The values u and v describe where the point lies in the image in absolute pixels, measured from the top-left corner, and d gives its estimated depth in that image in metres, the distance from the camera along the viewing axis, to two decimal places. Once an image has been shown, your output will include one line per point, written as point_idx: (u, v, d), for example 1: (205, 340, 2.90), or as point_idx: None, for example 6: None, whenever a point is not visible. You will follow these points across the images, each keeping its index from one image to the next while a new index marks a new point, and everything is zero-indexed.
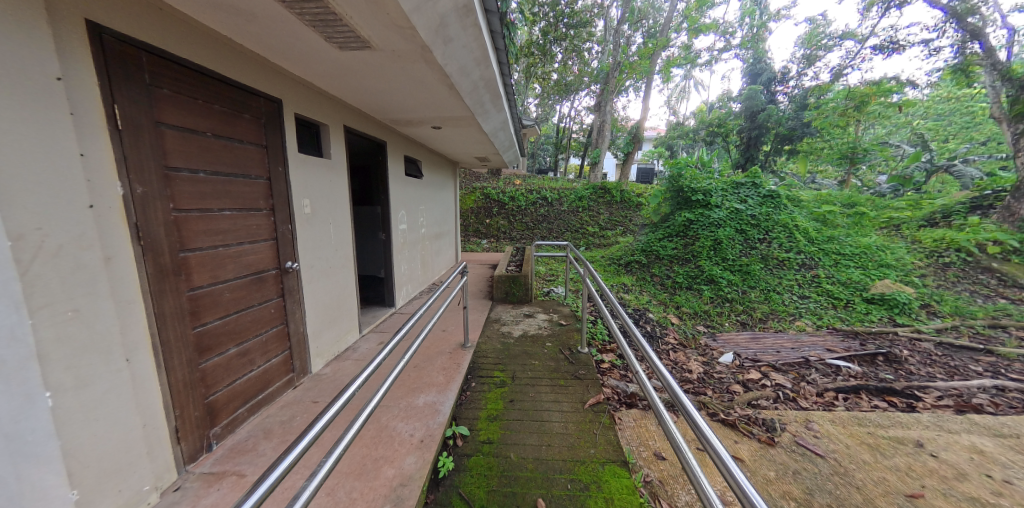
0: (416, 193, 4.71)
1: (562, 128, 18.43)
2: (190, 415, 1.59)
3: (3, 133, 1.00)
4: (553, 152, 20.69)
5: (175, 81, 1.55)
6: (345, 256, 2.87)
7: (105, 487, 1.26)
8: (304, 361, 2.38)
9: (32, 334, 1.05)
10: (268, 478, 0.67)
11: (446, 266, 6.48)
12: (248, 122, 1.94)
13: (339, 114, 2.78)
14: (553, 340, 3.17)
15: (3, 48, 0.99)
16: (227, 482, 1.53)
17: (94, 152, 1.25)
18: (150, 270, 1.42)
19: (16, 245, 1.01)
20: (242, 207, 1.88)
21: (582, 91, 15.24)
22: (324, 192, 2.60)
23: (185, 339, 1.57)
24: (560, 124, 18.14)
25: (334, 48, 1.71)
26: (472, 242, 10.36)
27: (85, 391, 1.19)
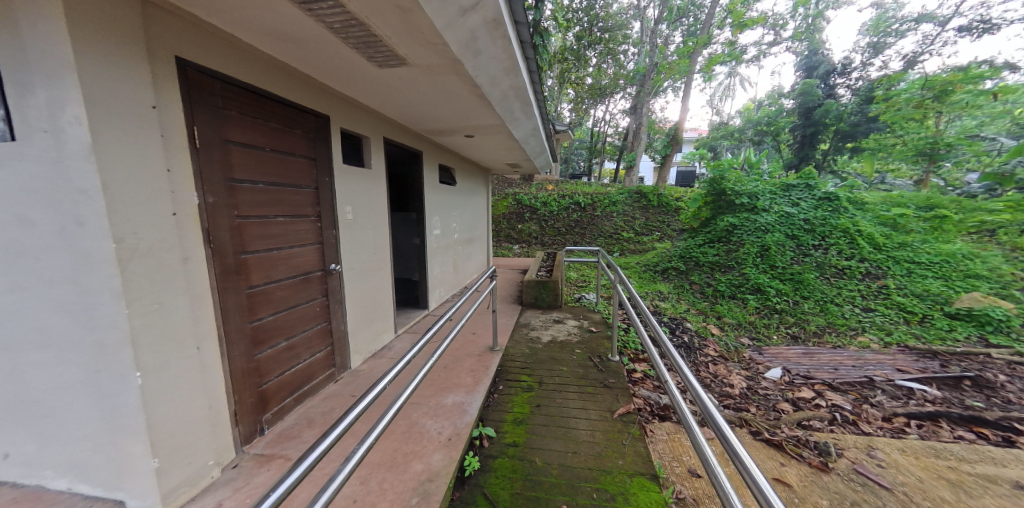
0: (449, 199, 4.86)
1: (596, 132, 18.18)
2: (246, 401, 1.75)
3: (113, 153, 1.19)
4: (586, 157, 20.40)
5: (240, 104, 1.73)
6: (382, 259, 3.03)
7: (178, 460, 1.41)
8: (344, 357, 2.53)
9: (130, 323, 1.24)
10: (306, 459, 0.74)
11: (477, 270, 6.59)
12: (299, 136, 2.11)
13: (379, 127, 2.96)
14: (582, 347, 3.13)
15: (112, 84, 1.18)
16: (275, 463, 1.66)
17: (178, 167, 1.43)
18: (217, 270, 1.60)
19: (120, 247, 1.20)
20: (293, 214, 2.06)
21: (617, 95, 14.99)
22: (364, 199, 2.77)
23: (243, 332, 1.74)
24: (595, 128, 17.93)
25: (373, 65, 1.82)
26: (503, 247, 10.48)
27: (164, 374, 1.36)
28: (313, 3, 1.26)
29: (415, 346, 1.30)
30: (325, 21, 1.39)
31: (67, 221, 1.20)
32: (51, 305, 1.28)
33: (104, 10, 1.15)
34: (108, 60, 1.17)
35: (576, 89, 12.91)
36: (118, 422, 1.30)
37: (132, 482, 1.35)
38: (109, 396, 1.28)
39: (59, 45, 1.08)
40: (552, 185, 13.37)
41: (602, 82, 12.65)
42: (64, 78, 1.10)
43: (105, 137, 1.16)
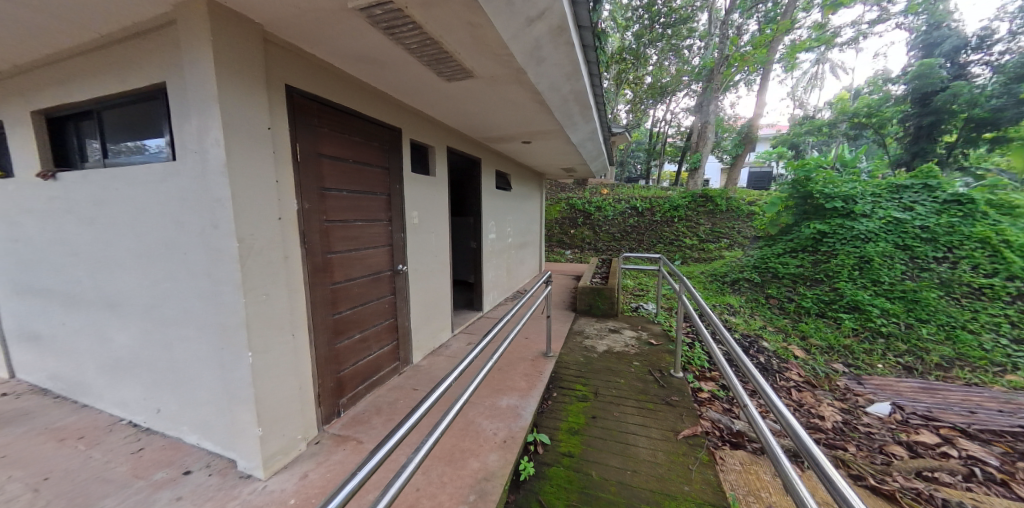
0: (504, 204, 4.97)
1: (656, 133, 17.25)
2: (327, 385, 1.96)
3: (242, 168, 1.42)
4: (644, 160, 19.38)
5: (331, 121, 1.95)
6: (442, 261, 3.19)
7: (275, 432, 1.61)
8: (407, 352, 2.71)
9: (245, 310, 1.46)
10: (386, 443, 0.81)
11: (529, 274, 6.62)
12: (376, 148, 2.31)
13: (443, 137, 3.13)
14: (640, 360, 2.97)
15: (243, 110, 1.41)
16: (349, 444, 1.82)
17: (284, 179, 1.66)
18: (309, 268, 1.82)
19: (241, 245, 1.43)
20: (370, 218, 2.26)
21: (680, 93, 14.09)
22: (428, 205, 2.95)
23: (327, 323, 1.95)
24: (654, 129, 17.03)
25: (442, 79, 1.94)
26: (556, 252, 10.39)
27: (269, 355, 1.57)
28: (395, 27, 1.38)
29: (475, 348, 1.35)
30: (404, 42, 1.52)
31: (206, 224, 1.46)
32: (192, 292, 1.57)
33: (239, 51, 1.39)
34: (241, 91, 1.40)
35: (634, 89, 12.40)
36: (234, 393, 1.54)
37: (242, 445, 1.59)
38: (230, 371, 1.53)
39: (208, 82, 1.33)
40: (607, 189, 12.95)
41: (663, 81, 11.98)
42: (210, 107, 1.34)
43: (235, 154, 1.39)
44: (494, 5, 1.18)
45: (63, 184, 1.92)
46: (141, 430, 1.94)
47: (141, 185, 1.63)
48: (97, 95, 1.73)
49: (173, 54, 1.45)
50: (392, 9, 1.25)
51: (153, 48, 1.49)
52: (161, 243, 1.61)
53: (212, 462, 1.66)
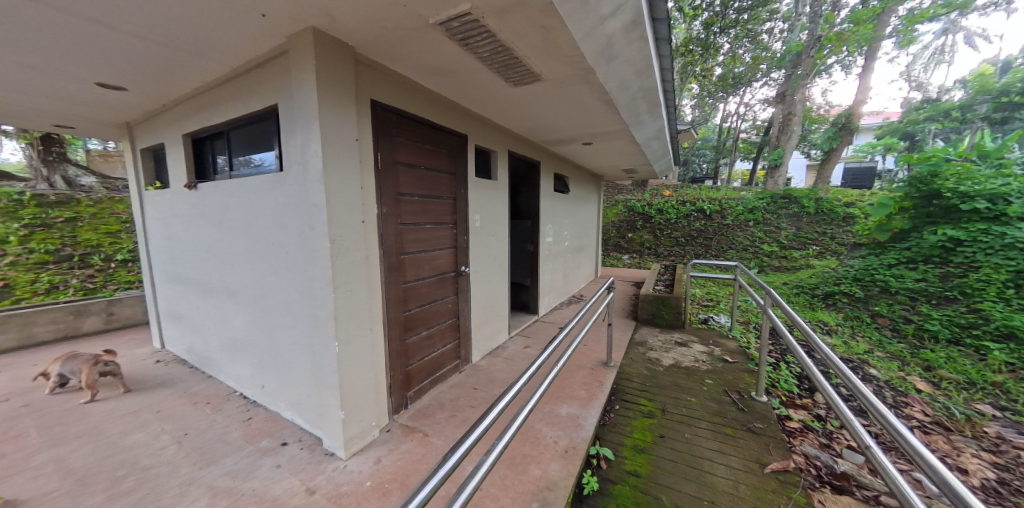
0: (562, 207, 4.91)
1: (727, 128, 15.71)
2: (398, 378, 2.09)
3: (335, 177, 1.59)
4: (712, 157, 17.75)
5: (407, 131, 2.09)
6: (501, 264, 3.24)
7: (354, 416, 1.76)
8: (467, 351, 2.80)
9: (334, 304, 1.63)
10: (465, 440, 0.83)
11: (585, 278, 6.45)
12: (445, 155, 2.42)
13: (505, 142, 3.18)
14: (714, 378, 2.69)
15: (337, 126, 1.58)
16: (416, 436, 1.92)
17: (368, 185, 1.82)
18: (385, 267, 1.97)
19: (332, 246, 1.60)
20: (437, 221, 2.38)
21: (757, 83, 12.63)
22: (490, 209, 3.02)
23: (398, 319, 2.10)
24: (724, 124, 15.52)
25: (509, 85, 1.98)
26: (612, 257, 9.98)
27: (352, 346, 1.73)
28: (470, 38, 1.43)
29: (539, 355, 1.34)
30: (477, 52, 1.58)
31: (305, 227, 1.66)
32: (292, 287, 1.79)
33: (335, 73, 1.56)
34: (336, 108, 1.57)
35: (702, 82, 11.40)
36: (322, 378, 1.73)
37: (327, 425, 1.77)
38: (319, 357, 1.72)
39: (311, 102, 1.51)
40: (670, 190, 12.09)
41: (737, 70, 10.82)
42: (312, 124, 1.53)
43: (330, 166, 1.57)
44: (569, 6, 1.17)
45: (201, 193, 2.35)
46: (250, 402, 2.28)
47: (256, 193, 1.91)
48: (226, 119, 2.08)
49: (285, 80, 1.68)
50: (469, 20, 1.30)
51: (270, 76, 1.74)
52: (270, 243, 1.88)
53: (303, 438, 1.88)
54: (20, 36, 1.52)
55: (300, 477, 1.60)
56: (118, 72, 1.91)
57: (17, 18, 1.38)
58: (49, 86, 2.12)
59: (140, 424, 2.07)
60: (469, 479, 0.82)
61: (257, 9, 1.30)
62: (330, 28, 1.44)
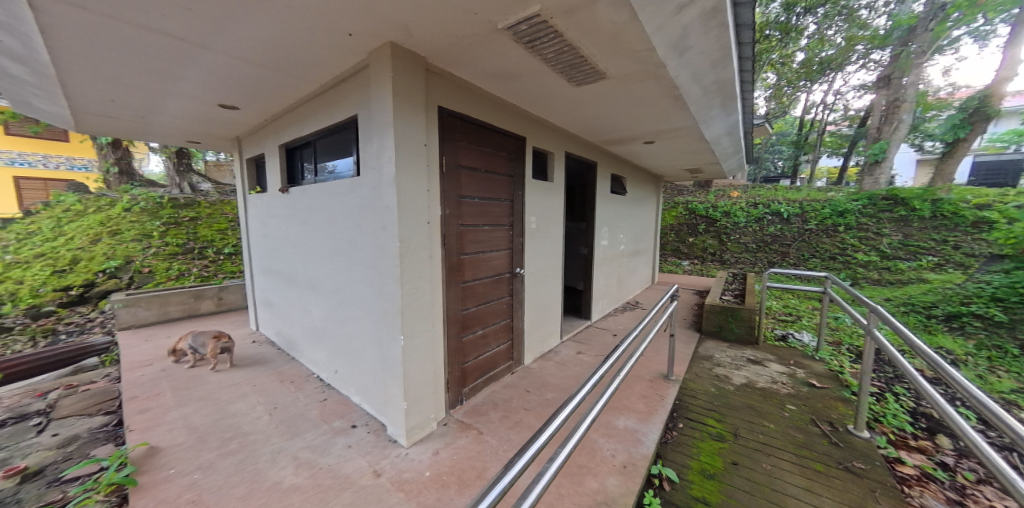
0: (618, 209, 4.71)
1: (811, 120, 13.82)
2: (454, 374, 2.17)
3: (405, 181, 1.70)
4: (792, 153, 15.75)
5: (470, 135, 2.16)
6: (556, 266, 3.20)
7: (415, 407, 1.86)
8: (520, 352, 2.81)
9: (401, 300, 1.74)
10: (529, 448, 0.82)
11: (641, 284, 6.12)
12: (504, 157, 2.46)
13: (562, 143, 3.14)
14: (798, 404, 2.36)
15: (408, 133, 1.69)
16: (471, 433, 1.96)
17: (433, 188, 1.92)
18: (447, 266, 2.06)
19: (401, 245, 1.71)
20: (495, 223, 2.43)
21: (852, 67, 10.91)
22: (546, 210, 3.00)
23: (457, 317, 2.17)
24: (808, 116, 13.68)
25: (572, 85, 1.95)
26: (670, 263, 9.34)
27: (415, 340, 1.83)
28: (537, 40, 1.44)
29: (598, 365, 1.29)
30: (542, 53, 1.58)
31: (378, 227, 1.80)
32: (365, 282, 1.95)
33: (408, 83, 1.66)
34: (408, 116, 1.68)
35: (781, 70, 10.16)
36: (388, 368, 1.85)
37: (391, 412, 1.89)
38: (387, 349, 1.85)
39: (387, 111, 1.64)
40: (739, 191, 10.98)
41: (826, 54, 9.45)
42: (387, 132, 1.65)
43: (401, 170, 1.68)
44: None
45: (292, 196, 2.67)
46: (326, 384, 2.53)
47: (337, 195, 2.11)
48: (314, 130, 2.34)
49: (365, 92, 1.84)
50: (538, 22, 1.31)
51: (352, 89, 1.92)
52: (346, 242, 2.07)
53: (369, 422, 2.04)
54: (168, 69, 1.87)
55: (368, 459, 1.74)
56: (234, 93, 2.25)
57: (167, 54, 1.70)
58: (184, 108, 2.59)
59: (242, 395, 2.41)
60: (530, 489, 0.80)
61: (344, 29, 1.44)
62: (405, 41, 1.55)
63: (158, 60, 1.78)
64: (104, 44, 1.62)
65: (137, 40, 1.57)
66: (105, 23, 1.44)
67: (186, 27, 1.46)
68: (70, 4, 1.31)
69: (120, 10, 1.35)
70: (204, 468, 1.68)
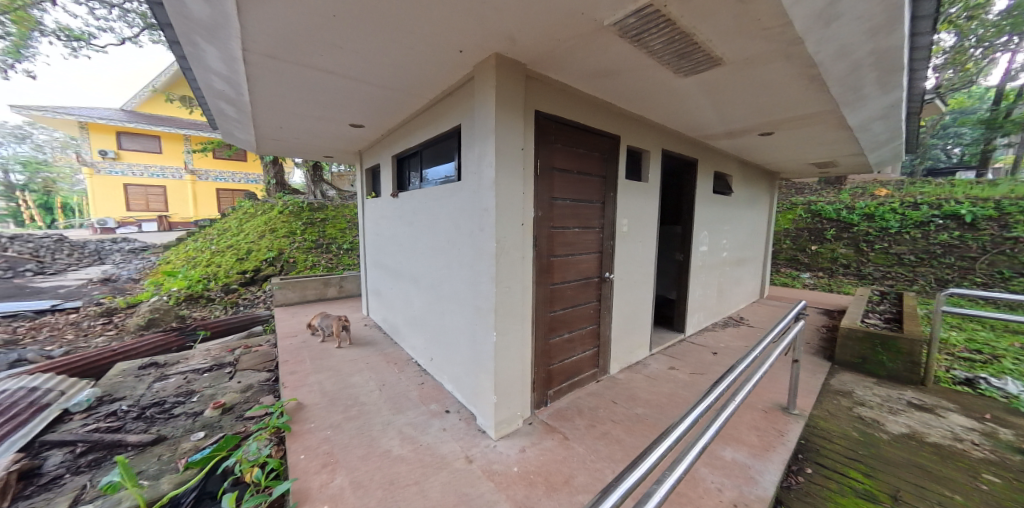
0: (722, 211, 4.16)
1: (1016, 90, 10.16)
2: (540, 374, 2.19)
3: (503, 185, 1.78)
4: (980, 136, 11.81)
5: (564, 137, 2.15)
6: (647, 273, 2.99)
7: (504, 402, 1.94)
8: (606, 360, 2.70)
9: (495, 298, 1.83)
10: (631, 477, 0.77)
11: (747, 298, 5.28)
12: (597, 158, 2.38)
13: (660, 140, 2.91)
14: (1000, 475, 1.74)
15: (508, 138, 1.77)
16: (556, 436, 1.95)
17: (527, 190, 1.97)
18: (537, 268, 2.09)
19: (498, 246, 1.80)
20: (585, 225, 2.37)
21: None
22: (639, 213, 2.81)
23: (545, 318, 2.19)
24: (1011, 84, 10.07)
25: (679, 76, 1.80)
26: (785, 274, 7.82)
27: (506, 337, 1.91)
28: (644, 32, 1.37)
29: (709, 387, 1.16)
30: (648, 46, 1.50)
31: (476, 229, 1.93)
32: (462, 279, 2.11)
33: (510, 90, 1.74)
34: (508, 122, 1.76)
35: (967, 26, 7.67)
36: (480, 361, 1.97)
37: (481, 404, 2.00)
38: (480, 344, 1.96)
39: (489, 119, 1.74)
40: (890, 189, 8.69)
41: None
42: (488, 139, 1.75)
43: (500, 175, 1.77)
44: None
45: (401, 200, 3.04)
46: (423, 369, 2.80)
47: (440, 199, 2.33)
48: (422, 140, 2.62)
49: (469, 102, 1.99)
50: (649, 12, 1.25)
51: (458, 101, 2.10)
52: (447, 241, 2.26)
53: (461, 410, 2.19)
54: (321, 97, 2.31)
55: (461, 444, 1.87)
56: (363, 113, 2.66)
57: (322, 86, 2.10)
58: (326, 129, 3.16)
59: (358, 370, 2.83)
60: None
61: (456, 46, 1.58)
62: (509, 51, 1.63)
63: (315, 92, 2.21)
64: (282, 84, 2.07)
65: (303, 77, 1.97)
66: (284, 66, 1.83)
67: (336, 62, 1.78)
68: (266, 56, 1.71)
69: (294, 55, 1.70)
70: (334, 427, 2.02)
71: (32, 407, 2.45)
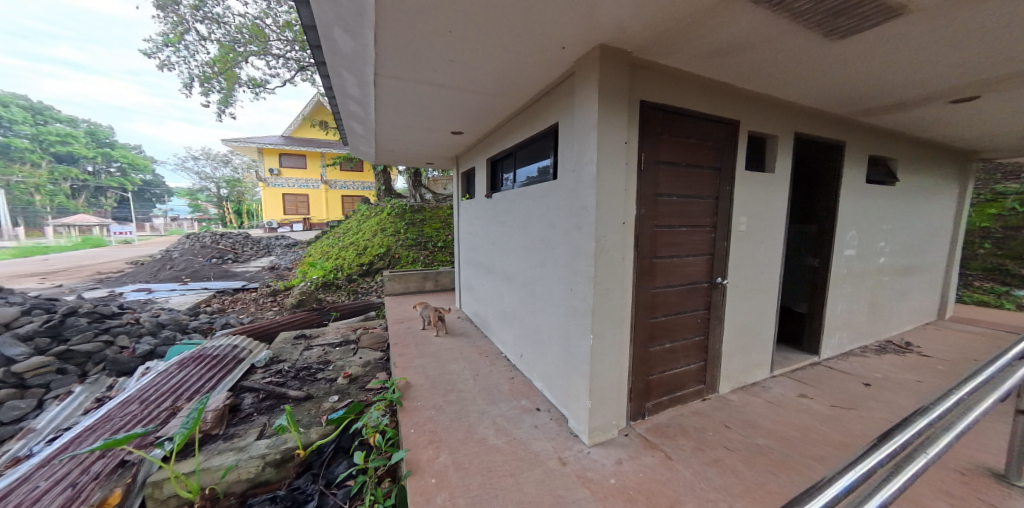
0: (880, 205, 3.26)
1: None
2: (638, 384, 2.04)
3: (605, 182, 1.71)
4: None
5: (672, 127, 1.96)
6: (771, 280, 2.53)
7: (599, 408, 1.87)
8: (714, 378, 2.38)
9: (592, 299, 1.77)
10: None
11: (917, 319, 4.05)
12: (710, 148, 2.10)
13: (792, 121, 2.43)
14: None
15: (611, 132, 1.69)
16: (657, 454, 1.79)
17: (629, 187, 1.85)
18: (638, 270, 1.95)
19: (597, 245, 1.73)
20: (694, 224, 2.12)
21: None
22: (763, 209, 2.40)
23: (645, 324, 2.03)
24: None
25: (832, 40, 1.50)
26: (983, 290, 5.73)
27: (602, 342, 1.83)
28: None
29: (885, 431, 0.93)
30: (791, 8, 1.30)
31: (573, 228, 1.90)
32: (556, 279, 2.11)
33: (614, 81, 1.66)
34: (611, 115, 1.68)
35: None
36: (574, 362, 1.93)
37: (574, 407, 1.96)
38: (574, 345, 1.93)
39: (591, 113, 1.68)
40: None
41: None
42: (590, 134, 1.70)
43: (602, 171, 1.70)
44: None
45: (495, 200, 3.19)
46: (511, 364, 2.90)
47: (534, 199, 2.37)
48: (517, 142, 2.69)
49: (569, 99, 1.97)
50: None
51: (556, 99, 2.09)
52: (541, 240, 2.29)
53: (551, 410, 2.20)
54: (431, 109, 2.56)
55: (554, 445, 1.86)
56: (464, 120, 2.87)
57: (433, 99, 2.33)
58: (431, 138, 3.51)
59: (454, 359, 3.07)
60: None
61: (559, 43, 1.57)
62: (615, 40, 1.55)
63: (426, 105, 2.46)
64: (401, 101, 2.37)
65: (418, 92, 2.21)
66: (405, 85, 2.09)
67: (447, 75, 1.95)
68: (392, 77, 1.97)
69: (413, 73, 1.92)
70: (437, 408, 2.23)
71: (234, 360, 3.33)
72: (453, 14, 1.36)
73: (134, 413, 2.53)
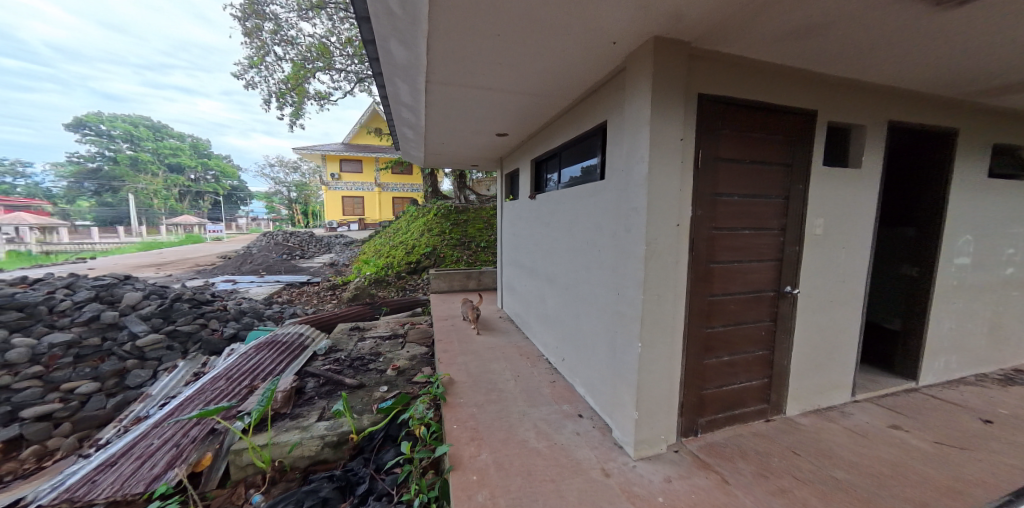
0: (1003, 204, 2.71)
1: None
2: (691, 398, 1.90)
3: (657, 182, 1.62)
4: None
5: (734, 120, 1.80)
6: (853, 290, 2.22)
7: (647, 421, 1.77)
8: (780, 397, 2.15)
9: (641, 305, 1.68)
10: None
11: None
12: (779, 142, 1.90)
13: (883, 107, 2.11)
14: None
15: (665, 128, 1.59)
16: (712, 476, 1.65)
17: (685, 187, 1.73)
18: (693, 276, 1.82)
19: (648, 248, 1.65)
20: (759, 226, 1.93)
21: None
22: (844, 210, 2.11)
23: (700, 334, 1.89)
24: None
25: (941, 9, 1.28)
26: None
27: (652, 351, 1.73)
28: None
29: None
30: None
31: (621, 230, 1.83)
32: (602, 282, 2.04)
33: (670, 74, 1.56)
34: (666, 110, 1.58)
35: None
36: (620, 370, 1.85)
37: (619, 417, 1.88)
38: (620, 352, 1.85)
39: (644, 109, 1.60)
40: None
41: None
42: (641, 131, 1.62)
43: (655, 170, 1.60)
44: None
45: (539, 201, 3.17)
46: (553, 368, 2.86)
47: (580, 200, 2.31)
48: (563, 141, 2.65)
49: (619, 95, 1.89)
50: None
51: (605, 96, 2.02)
52: (586, 242, 2.23)
53: (594, 417, 2.13)
54: (478, 112, 2.62)
55: (596, 454, 1.80)
56: (510, 122, 2.89)
57: (480, 102, 2.37)
58: (477, 140, 3.59)
59: (495, 358, 3.10)
60: None
61: (610, 38, 1.52)
62: (672, 30, 1.47)
63: (474, 108, 2.51)
64: (450, 105, 2.45)
65: (466, 96, 2.27)
66: (454, 90, 2.15)
67: (494, 78, 1.97)
68: (442, 83, 2.05)
69: (462, 78, 1.97)
70: (478, 406, 2.27)
71: (300, 347, 3.68)
72: (500, 17, 1.37)
73: (221, 388, 2.90)
